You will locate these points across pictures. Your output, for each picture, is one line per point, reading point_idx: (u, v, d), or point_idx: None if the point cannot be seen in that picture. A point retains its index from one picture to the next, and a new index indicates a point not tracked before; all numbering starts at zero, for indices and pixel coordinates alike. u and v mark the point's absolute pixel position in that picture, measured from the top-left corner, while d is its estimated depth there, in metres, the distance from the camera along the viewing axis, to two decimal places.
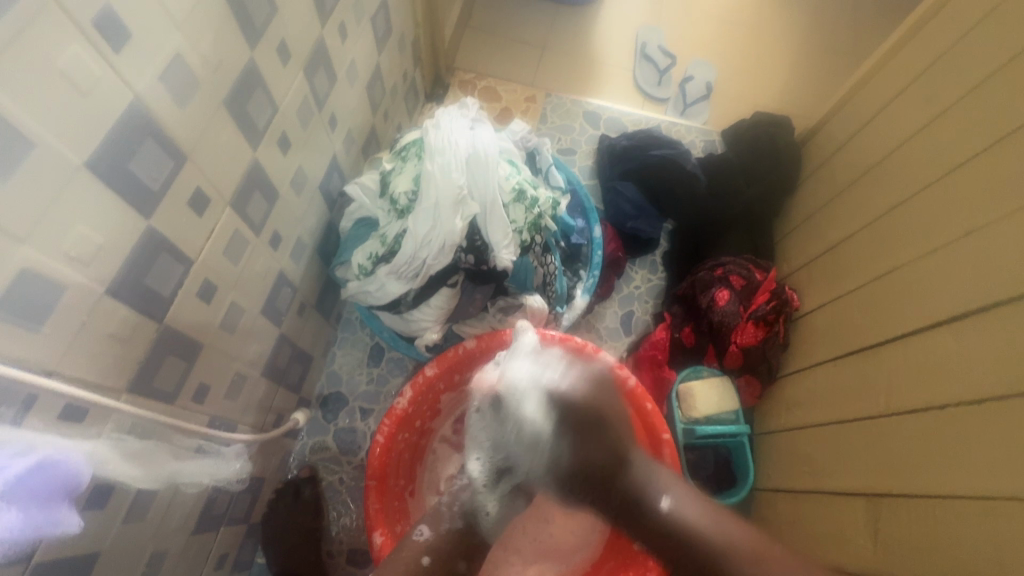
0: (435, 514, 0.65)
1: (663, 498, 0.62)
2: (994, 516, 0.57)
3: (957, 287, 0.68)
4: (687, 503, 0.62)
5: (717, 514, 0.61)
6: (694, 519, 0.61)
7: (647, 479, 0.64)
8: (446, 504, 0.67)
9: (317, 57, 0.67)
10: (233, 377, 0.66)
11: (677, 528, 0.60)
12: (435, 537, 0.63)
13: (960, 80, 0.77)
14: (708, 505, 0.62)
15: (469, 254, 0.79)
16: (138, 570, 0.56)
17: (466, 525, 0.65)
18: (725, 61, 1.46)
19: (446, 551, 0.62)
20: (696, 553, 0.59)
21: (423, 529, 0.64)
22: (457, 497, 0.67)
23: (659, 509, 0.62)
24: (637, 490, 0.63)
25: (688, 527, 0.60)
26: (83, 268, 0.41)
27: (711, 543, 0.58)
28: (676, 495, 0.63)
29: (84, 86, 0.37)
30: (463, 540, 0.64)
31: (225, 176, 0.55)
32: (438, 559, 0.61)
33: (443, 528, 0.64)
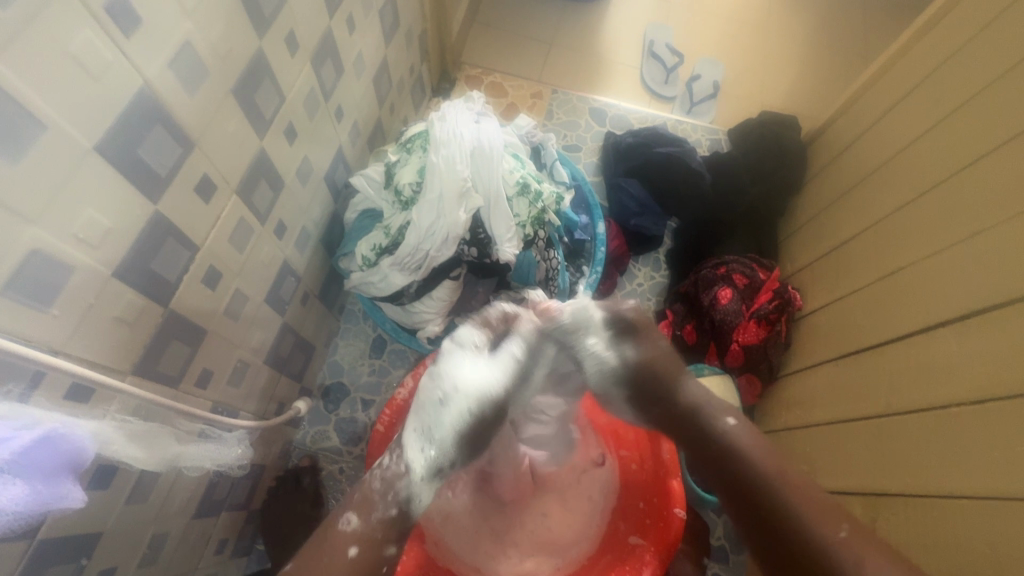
0: (365, 500, 0.58)
1: (727, 419, 0.62)
2: (993, 518, 0.57)
3: (961, 288, 0.68)
4: (750, 432, 0.60)
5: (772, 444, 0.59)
6: (753, 444, 0.58)
7: (709, 408, 0.63)
8: (379, 489, 0.59)
9: (325, 48, 0.67)
10: (236, 364, 0.67)
11: (732, 451, 0.58)
12: (365, 526, 0.56)
13: (970, 80, 0.76)
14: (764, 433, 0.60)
15: (472, 247, 0.79)
16: (140, 550, 0.57)
17: (400, 514, 0.59)
18: (733, 60, 1.46)
19: (373, 538, 0.56)
20: (749, 472, 0.56)
21: (350, 517, 0.57)
22: (393, 486, 0.60)
23: (719, 431, 0.60)
24: (698, 415, 0.63)
25: (738, 448, 0.58)
26: (92, 250, 0.41)
27: (757, 465, 0.56)
28: (738, 418, 0.61)
29: (96, 71, 0.37)
30: (396, 526, 0.59)
31: (232, 164, 0.56)
32: (368, 554, 0.55)
33: (375, 517, 0.57)
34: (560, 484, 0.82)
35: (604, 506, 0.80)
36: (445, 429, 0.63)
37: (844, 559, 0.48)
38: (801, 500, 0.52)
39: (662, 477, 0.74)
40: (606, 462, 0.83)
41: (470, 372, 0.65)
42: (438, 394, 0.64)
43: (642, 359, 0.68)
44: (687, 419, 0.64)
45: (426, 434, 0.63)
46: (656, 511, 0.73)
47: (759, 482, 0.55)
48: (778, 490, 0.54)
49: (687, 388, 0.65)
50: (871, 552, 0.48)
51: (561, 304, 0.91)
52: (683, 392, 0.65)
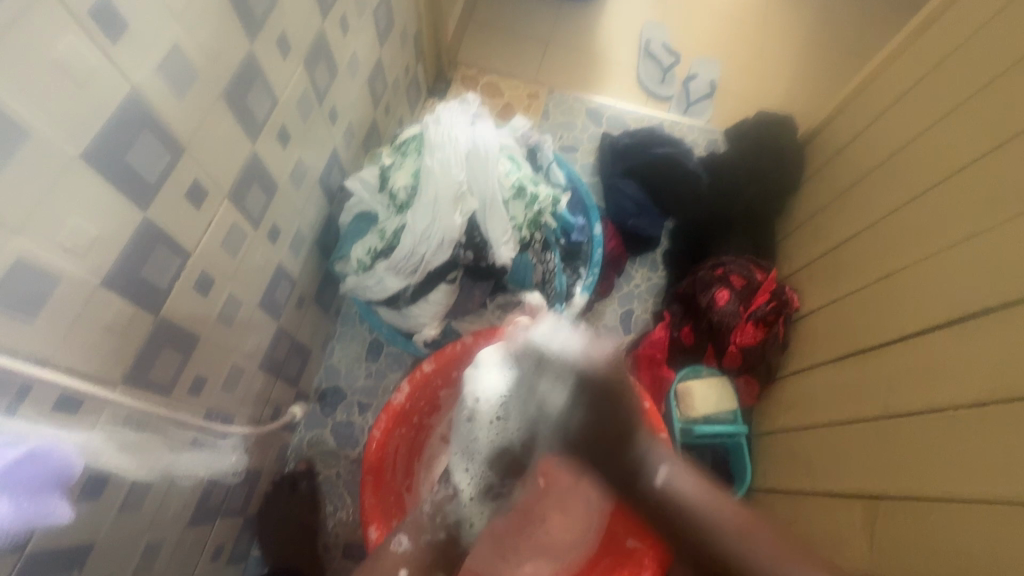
0: (415, 523, 0.63)
1: (658, 472, 0.57)
2: (992, 522, 0.56)
3: (958, 290, 0.68)
4: (683, 478, 0.57)
5: (712, 490, 0.57)
6: (687, 488, 0.57)
7: (646, 449, 0.58)
8: (429, 513, 0.64)
9: (318, 50, 0.67)
10: (231, 369, 0.66)
11: (671, 500, 0.56)
12: (415, 550, 0.60)
13: (967, 81, 0.76)
14: (698, 477, 0.58)
15: (467, 250, 0.78)
16: (133, 559, 0.57)
17: (449, 537, 0.62)
18: (730, 60, 1.45)
19: (425, 563, 0.59)
20: (689, 527, 0.55)
21: (403, 539, 0.61)
22: (443, 510, 0.65)
23: (654, 483, 0.57)
24: (637, 462, 0.57)
25: (675, 498, 0.56)
26: (79, 259, 0.40)
27: (696, 514, 0.55)
28: (673, 468, 0.58)
29: (82, 76, 0.37)
30: (446, 552, 0.61)
31: (223, 168, 0.55)
32: (419, 571, 0.58)
33: (424, 540, 0.61)
34: (560, 489, 0.78)
35: (603, 509, 0.79)
36: (481, 452, 0.78)
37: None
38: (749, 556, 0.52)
39: None
40: None
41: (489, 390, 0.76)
42: (466, 413, 0.81)
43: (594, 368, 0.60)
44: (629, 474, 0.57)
45: (472, 454, 0.79)
46: None
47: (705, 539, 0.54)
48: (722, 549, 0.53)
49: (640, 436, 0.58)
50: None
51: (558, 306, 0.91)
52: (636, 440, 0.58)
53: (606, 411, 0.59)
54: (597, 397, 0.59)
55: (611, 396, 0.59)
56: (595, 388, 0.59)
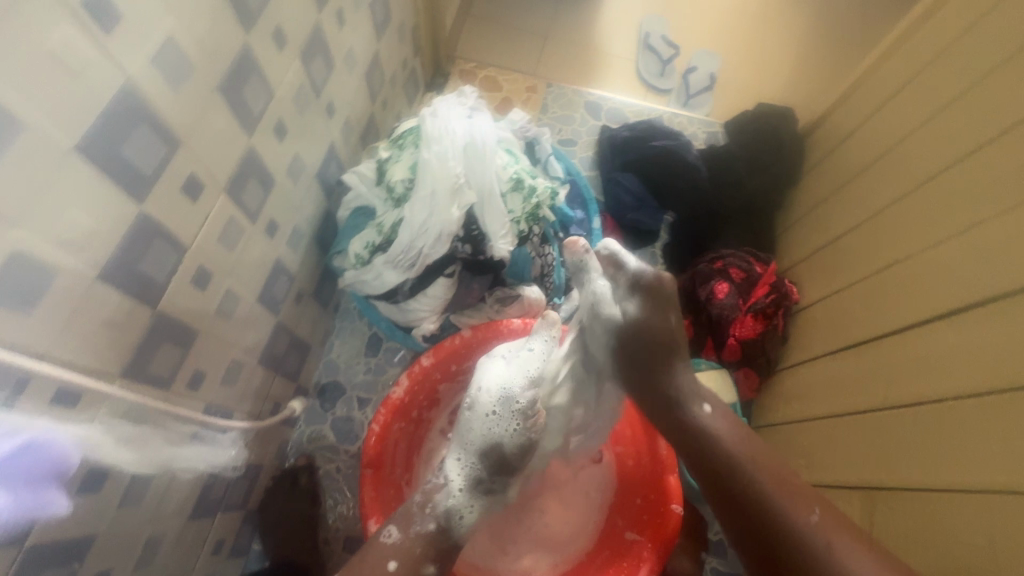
0: (406, 513, 0.64)
1: (704, 405, 0.66)
2: (991, 512, 0.56)
3: (957, 282, 0.68)
4: (724, 420, 0.65)
5: (749, 434, 0.64)
6: (725, 427, 0.64)
7: (691, 387, 0.67)
8: (420, 503, 0.65)
9: (314, 44, 0.66)
10: (230, 364, 0.66)
11: (705, 433, 0.64)
12: (404, 540, 0.62)
13: (967, 70, 0.75)
14: (740, 422, 0.65)
15: (465, 244, 0.79)
16: (134, 554, 0.57)
17: (439, 528, 0.64)
18: (729, 52, 1.44)
19: (414, 554, 0.61)
20: (721, 457, 0.62)
21: (393, 529, 0.62)
22: (432, 500, 0.65)
23: (695, 415, 0.65)
24: (680, 397, 0.67)
25: (709, 432, 0.64)
26: (75, 253, 0.40)
27: (728, 450, 0.62)
28: (716, 405, 0.66)
29: (76, 68, 0.36)
30: (435, 543, 0.63)
31: (220, 163, 0.55)
32: (406, 563, 0.60)
33: (414, 531, 0.63)
34: (559, 483, 0.82)
35: (603, 502, 0.81)
36: (474, 444, 0.68)
37: (817, 539, 0.54)
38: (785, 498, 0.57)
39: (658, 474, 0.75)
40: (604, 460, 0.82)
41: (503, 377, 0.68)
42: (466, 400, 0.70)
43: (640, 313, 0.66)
44: (666, 399, 0.67)
45: (467, 447, 0.68)
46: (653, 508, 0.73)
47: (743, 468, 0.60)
48: (766, 492, 0.58)
49: (678, 374, 0.68)
50: (835, 531, 0.55)
51: (557, 300, 0.91)
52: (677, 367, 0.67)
53: (647, 330, 0.66)
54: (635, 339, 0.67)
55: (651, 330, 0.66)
56: (652, 331, 0.66)
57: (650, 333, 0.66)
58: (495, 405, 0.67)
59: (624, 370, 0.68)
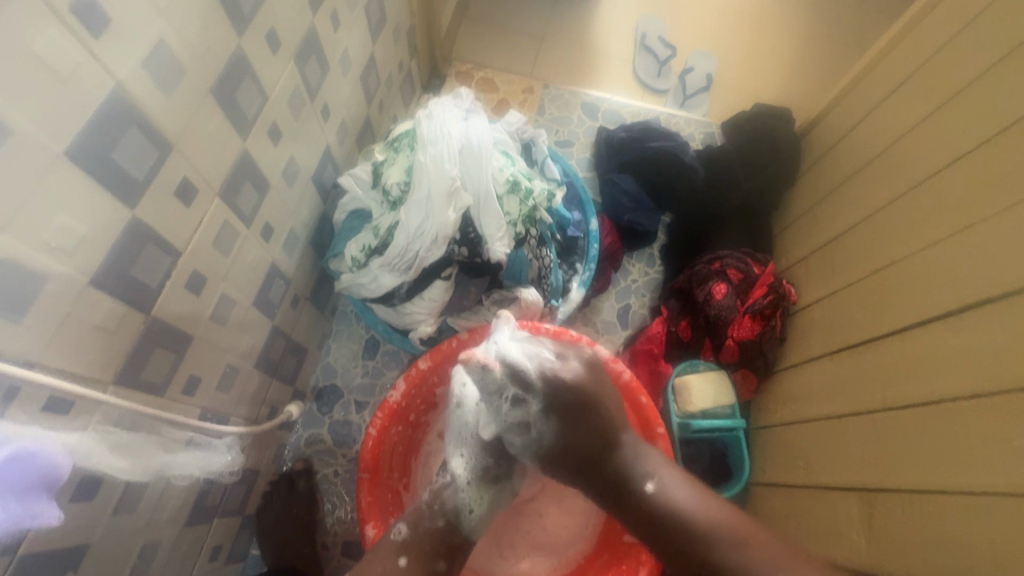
0: (415, 511, 0.67)
1: (648, 481, 0.62)
2: (991, 513, 0.56)
3: (956, 282, 0.67)
4: (673, 485, 0.62)
5: (715, 503, 0.61)
6: (682, 501, 0.61)
7: (635, 462, 0.64)
8: (427, 502, 0.67)
9: (308, 46, 0.66)
10: (225, 369, 0.66)
11: (662, 510, 0.61)
12: (413, 536, 0.64)
13: (964, 70, 0.75)
14: (686, 481, 0.63)
15: (462, 247, 0.79)
16: (129, 561, 0.56)
17: (448, 525, 0.66)
18: (726, 53, 1.44)
19: (424, 550, 0.63)
20: (682, 534, 0.59)
21: (401, 527, 0.65)
22: (440, 495, 0.68)
23: (645, 491, 0.62)
24: (626, 471, 0.63)
25: (674, 509, 0.60)
26: (66, 259, 0.40)
27: (692, 523, 0.59)
28: (663, 478, 0.63)
29: (64, 73, 0.36)
30: (444, 539, 0.65)
31: (213, 167, 0.54)
32: (416, 558, 0.62)
33: (423, 527, 0.65)
34: (559, 484, 0.81)
35: (601, 506, 0.80)
36: (478, 440, 0.70)
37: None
38: (758, 562, 0.56)
39: None
40: None
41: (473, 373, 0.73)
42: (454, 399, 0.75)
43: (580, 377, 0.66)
44: (619, 479, 0.63)
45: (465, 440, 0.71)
46: None
47: (699, 541, 0.58)
48: (715, 544, 0.58)
49: (625, 447, 0.65)
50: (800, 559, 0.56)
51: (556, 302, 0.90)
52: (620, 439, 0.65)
53: (584, 420, 0.64)
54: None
55: (586, 398, 0.65)
56: (568, 401, 0.65)
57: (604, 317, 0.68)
58: (477, 400, 0.72)
59: (560, 452, 0.66)
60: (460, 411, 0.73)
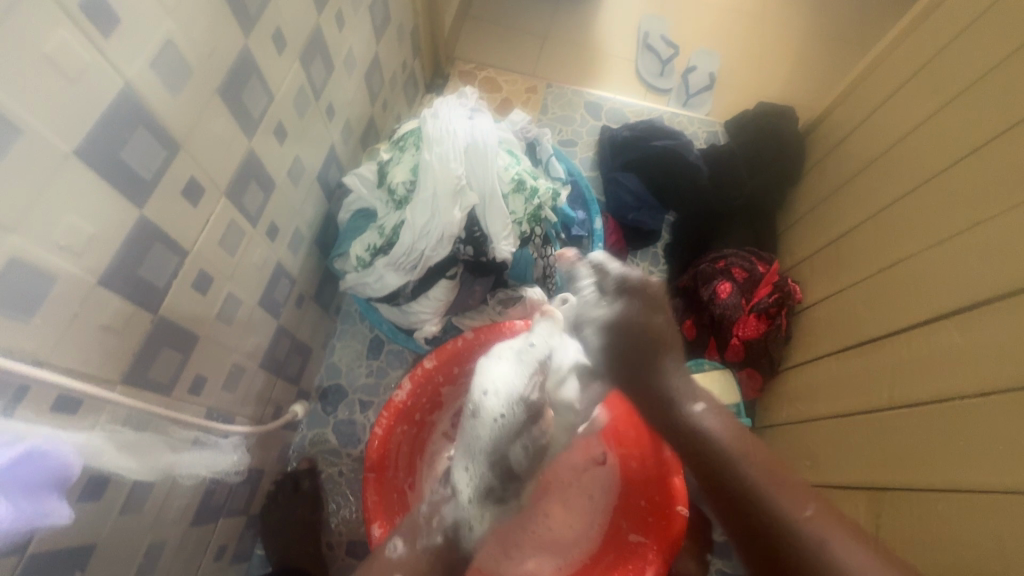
0: (412, 526, 0.65)
1: (696, 404, 0.65)
2: (999, 511, 0.56)
3: (963, 279, 0.67)
4: (714, 419, 0.64)
5: (740, 429, 0.63)
6: (720, 427, 0.63)
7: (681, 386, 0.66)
8: (426, 516, 0.66)
9: (314, 45, 0.66)
10: (231, 368, 0.66)
11: (700, 435, 0.63)
12: (410, 553, 0.62)
13: (971, 67, 0.75)
14: (729, 421, 0.64)
15: (467, 246, 0.78)
16: (136, 560, 0.57)
17: (446, 541, 0.64)
18: (729, 51, 1.44)
19: (417, 567, 0.61)
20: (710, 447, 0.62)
21: (398, 542, 0.63)
22: (439, 512, 0.66)
23: (688, 414, 0.65)
24: (671, 399, 0.66)
25: (705, 432, 0.63)
26: (75, 258, 0.40)
27: (726, 450, 0.61)
28: (707, 404, 0.65)
29: (74, 73, 0.36)
30: (444, 555, 0.63)
31: (220, 166, 0.54)
32: (411, 574, 0.60)
33: (420, 544, 0.63)
34: (562, 483, 0.82)
35: (605, 505, 0.80)
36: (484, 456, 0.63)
37: (810, 534, 0.53)
38: (772, 492, 0.57)
39: (663, 474, 0.73)
40: (608, 461, 0.82)
41: (499, 379, 0.63)
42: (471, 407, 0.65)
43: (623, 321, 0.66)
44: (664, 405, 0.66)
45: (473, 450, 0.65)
46: (659, 509, 0.72)
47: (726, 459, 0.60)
48: (737, 463, 0.60)
49: (670, 373, 0.67)
50: (832, 528, 0.53)
51: None
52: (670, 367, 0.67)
53: (632, 347, 0.66)
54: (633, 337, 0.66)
55: (647, 343, 0.66)
56: (632, 333, 0.66)
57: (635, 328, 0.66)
58: (502, 409, 0.62)
59: (614, 368, 0.68)
60: (473, 424, 0.65)
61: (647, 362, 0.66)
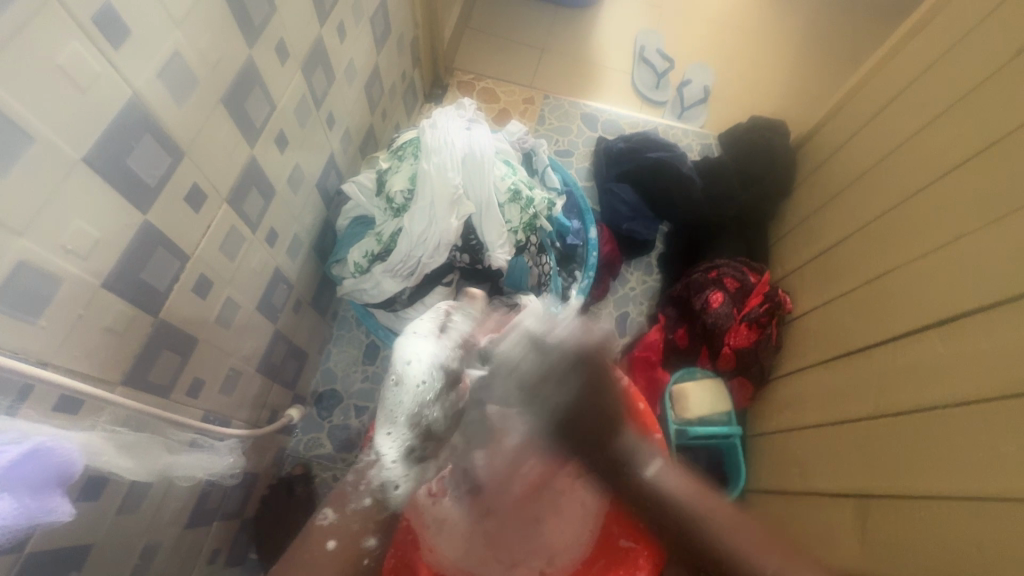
0: (339, 495, 0.63)
1: (647, 468, 0.60)
2: (977, 517, 0.58)
3: (948, 291, 0.69)
4: (671, 474, 0.60)
5: (701, 488, 0.60)
6: (675, 482, 0.59)
7: (636, 447, 0.62)
8: (352, 483, 0.64)
9: (315, 56, 0.68)
10: (228, 371, 0.67)
11: (660, 492, 0.58)
12: (341, 519, 0.60)
13: (957, 85, 0.77)
14: (689, 476, 0.61)
15: (464, 253, 0.81)
16: (131, 561, 0.57)
17: (374, 502, 0.63)
18: (723, 66, 1.47)
19: (351, 530, 0.60)
20: (674, 515, 0.57)
21: (327, 512, 0.60)
22: (365, 476, 0.65)
23: (643, 475, 0.60)
24: (621, 458, 0.61)
25: (665, 488, 0.58)
26: (80, 262, 0.41)
27: (679, 501, 0.58)
28: (662, 464, 0.61)
29: (85, 82, 0.37)
30: (372, 517, 0.62)
31: (222, 173, 0.56)
32: (345, 542, 0.58)
33: (350, 509, 0.62)
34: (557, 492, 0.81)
35: (597, 512, 0.80)
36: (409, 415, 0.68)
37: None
38: (731, 542, 0.54)
39: None
40: None
41: (420, 351, 0.70)
42: (392, 376, 0.70)
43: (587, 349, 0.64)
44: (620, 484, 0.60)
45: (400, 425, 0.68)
46: None
47: (700, 527, 0.56)
48: (704, 525, 0.55)
49: (625, 437, 0.62)
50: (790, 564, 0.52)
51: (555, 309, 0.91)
52: (614, 439, 0.61)
53: (593, 398, 0.61)
54: (590, 372, 0.62)
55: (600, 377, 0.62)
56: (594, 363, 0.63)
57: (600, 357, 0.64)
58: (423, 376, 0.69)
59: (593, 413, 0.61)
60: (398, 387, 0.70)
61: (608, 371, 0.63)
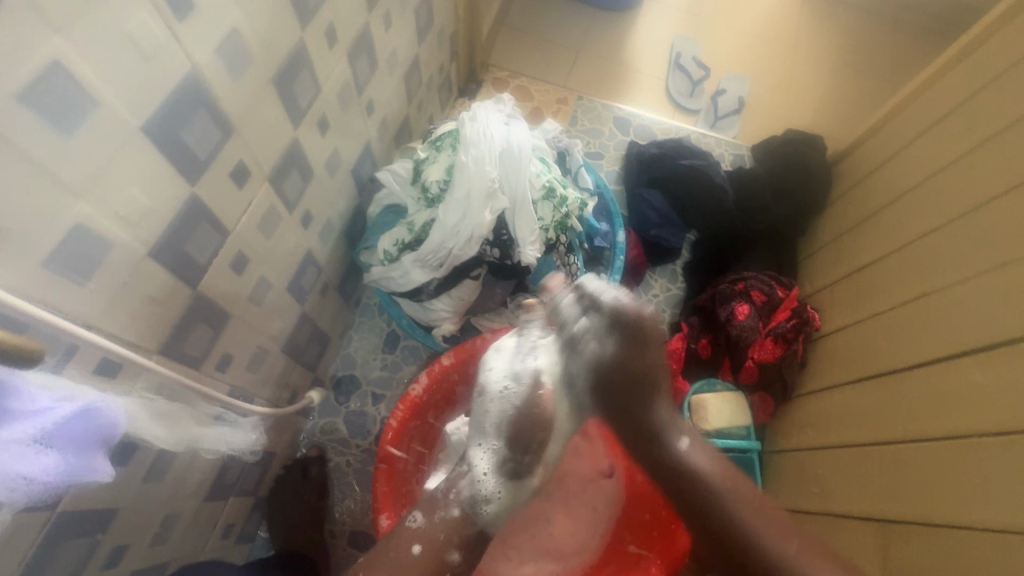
0: (430, 502, 0.66)
1: (680, 440, 0.54)
2: (1007, 553, 0.56)
3: (990, 317, 0.67)
4: (703, 453, 0.54)
5: (736, 473, 0.53)
6: (711, 468, 0.53)
7: (670, 415, 0.55)
8: (442, 492, 0.67)
9: (361, 42, 0.68)
10: (256, 350, 0.68)
11: (691, 476, 0.52)
12: (428, 525, 0.62)
13: (1007, 108, 0.75)
14: (720, 455, 0.55)
15: (494, 249, 0.79)
16: (151, 530, 0.58)
17: (462, 514, 0.65)
18: (761, 77, 1.45)
19: (437, 538, 0.61)
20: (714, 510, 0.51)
21: (416, 516, 0.63)
22: (456, 487, 0.68)
23: (675, 451, 0.53)
24: (656, 425, 0.54)
25: (701, 479, 0.52)
26: (131, 229, 0.42)
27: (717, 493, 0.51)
28: (692, 439, 0.54)
29: (149, 53, 0.38)
30: (460, 527, 0.64)
31: (267, 152, 0.56)
32: (429, 545, 0.60)
33: (438, 517, 0.64)
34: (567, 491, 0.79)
35: (609, 516, 0.80)
36: (494, 430, 0.71)
37: None
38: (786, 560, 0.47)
39: None
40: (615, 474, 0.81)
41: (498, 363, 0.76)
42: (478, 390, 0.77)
43: (605, 364, 0.54)
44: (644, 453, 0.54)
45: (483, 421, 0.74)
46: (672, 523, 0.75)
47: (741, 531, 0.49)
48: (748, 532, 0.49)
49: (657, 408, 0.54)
50: None
51: None
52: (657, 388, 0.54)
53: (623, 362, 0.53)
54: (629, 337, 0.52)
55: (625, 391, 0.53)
56: (616, 379, 0.53)
57: (617, 384, 0.54)
58: (503, 385, 0.73)
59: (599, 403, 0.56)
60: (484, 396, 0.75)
61: (640, 383, 0.53)
